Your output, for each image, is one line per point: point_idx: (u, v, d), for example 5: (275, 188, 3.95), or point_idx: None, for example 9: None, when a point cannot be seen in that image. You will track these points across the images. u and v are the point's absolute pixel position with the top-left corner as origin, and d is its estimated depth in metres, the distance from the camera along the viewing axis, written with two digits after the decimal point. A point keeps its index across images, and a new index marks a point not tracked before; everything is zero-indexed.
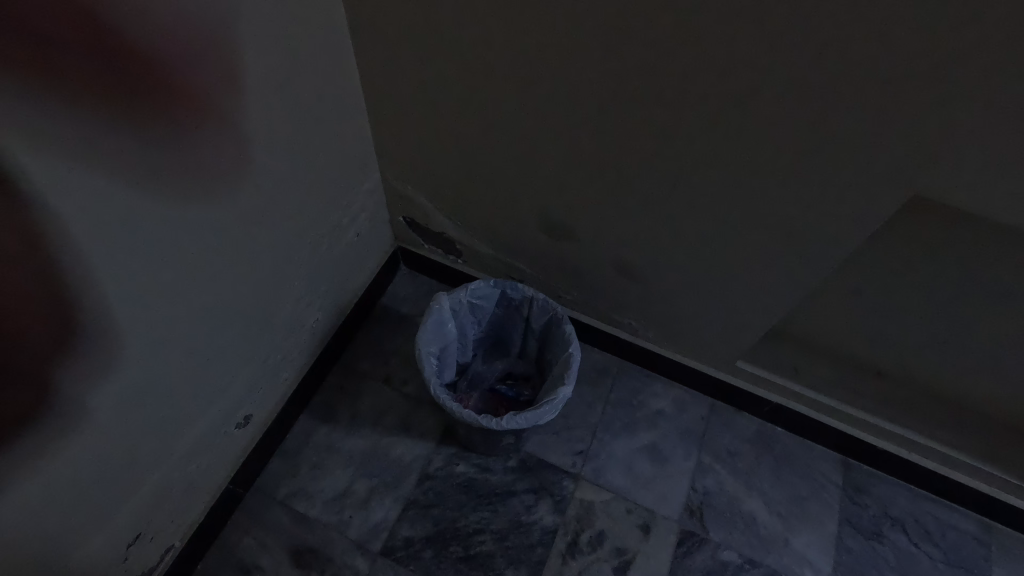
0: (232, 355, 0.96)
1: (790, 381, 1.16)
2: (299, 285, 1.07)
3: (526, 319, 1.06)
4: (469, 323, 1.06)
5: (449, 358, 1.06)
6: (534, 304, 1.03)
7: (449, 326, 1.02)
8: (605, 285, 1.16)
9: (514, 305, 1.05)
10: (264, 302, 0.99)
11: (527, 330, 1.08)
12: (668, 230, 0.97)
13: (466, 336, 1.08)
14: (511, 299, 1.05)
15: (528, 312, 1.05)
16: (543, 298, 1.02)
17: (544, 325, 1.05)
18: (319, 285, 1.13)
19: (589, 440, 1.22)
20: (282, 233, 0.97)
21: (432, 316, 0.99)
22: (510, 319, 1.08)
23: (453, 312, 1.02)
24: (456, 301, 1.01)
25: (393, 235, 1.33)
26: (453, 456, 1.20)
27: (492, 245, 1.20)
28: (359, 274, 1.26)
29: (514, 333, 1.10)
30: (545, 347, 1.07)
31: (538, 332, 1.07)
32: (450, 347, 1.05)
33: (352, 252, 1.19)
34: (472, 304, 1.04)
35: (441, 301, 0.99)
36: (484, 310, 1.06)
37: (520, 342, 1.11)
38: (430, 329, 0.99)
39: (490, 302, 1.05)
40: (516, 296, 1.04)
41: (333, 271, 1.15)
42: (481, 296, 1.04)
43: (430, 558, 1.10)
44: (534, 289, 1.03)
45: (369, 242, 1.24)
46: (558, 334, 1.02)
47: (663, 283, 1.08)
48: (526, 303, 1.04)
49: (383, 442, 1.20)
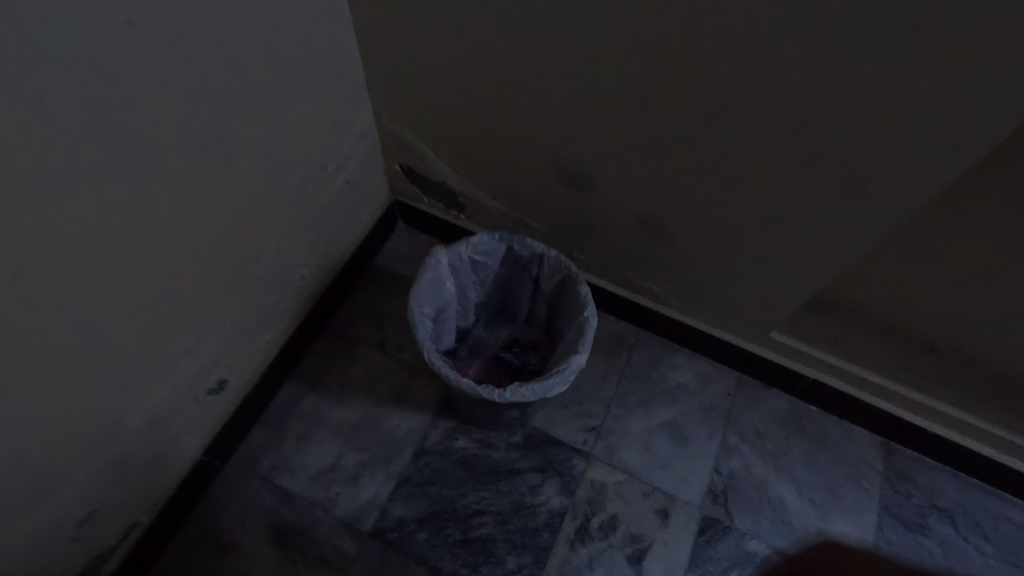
0: (198, 314, 0.84)
1: (830, 355, 1.03)
2: (279, 239, 0.94)
3: (536, 279, 0.94)
4: (470, 282, 0.94)
5: (448, 321, 0.94)
6: (545, 263, 0.91)
7: (448, 285, 0.89)
8: (626, 244, 1.02)
9: (522, 264, 0.93)
10: (234, 253, 0.86)
11: (536, 292, 0.96)
12: (704, 180, 0.83)
13: (468, 297, 0.95)
14: (518, 256, 0.92)
15: (538, 272, 0.93)
16: (556, 255, 0.89)
17: (555, 287, 0.92)
18: (301, 237, 1.00)
19: (603, 416, 1.11)
20: (255, 175, 0.83)
21: (428, 272, 0.86)
22: (517, 279, 0.96)
23: (452, 270, 0.89)
24: (455, 257, 0.89)
25: (390, 187, 1.20)
26: (452, 430, 1.09)
27: (499, 198, 1.07)
28: (350, 229, 1.13)
29: (521, 295, 0.98)
30: (557, 311, 0.95)
31: (549, 295, 0.94)
32: (450, 309, 0.93)
33: (341, 204, 1.07)
34: (474, 262, 0.91)
35: (439, 256, 0.86)
36: (488, 268, 0.93)
37: (528, 305, 0.99)
38: (427, 288, 0.86)
39: (494, 260, 0.92)
40: (525, 253, 0.91)
41: (319, 224, 1.03)
42: (485, 252, 0.91)
43: (424, 540, 1.00)
44: (545, 245, 0.90)
45: (361, 194, 1.11)
46: (571, 298, 0.90)
47: (693, 243, 0.95)
48: (536, 262, 0.91)
49: (376, 414, 1.09)
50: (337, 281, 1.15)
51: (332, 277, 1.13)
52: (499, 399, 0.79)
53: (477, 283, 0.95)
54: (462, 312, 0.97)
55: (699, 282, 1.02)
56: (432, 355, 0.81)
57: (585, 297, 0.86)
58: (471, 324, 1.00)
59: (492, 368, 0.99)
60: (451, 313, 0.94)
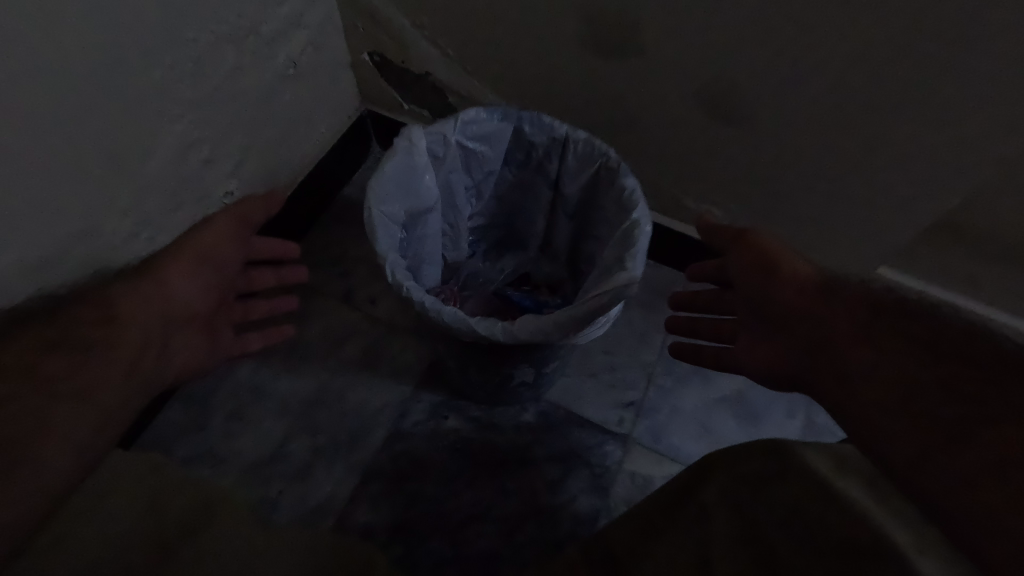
0: (43, 225, 0.54)
1: (963, 298, 0.75)
2: (189, 126, 0.64)
3: (554, 181, 0.66)
4: (461, 185, 0.66)
5: (429, 240, 0.67)
6: (569, 152, 0.62)
7: (427, 182, 0.61)
8: (678, 146, 0.74)
9: (536, 158, 0.64)
10: (106, 137, 0.56)
11: (555, 203, 0.68)
12: (815, 14, 0.54)
13: (458, 209, 0.68)
14: (530, 145, 0.63)
15: (558, 169, 0.64)
16: (586, 138, 0.60)
17: (583, 190, 0.64)
18: (226, 134, 0.70)
19: (643, 387, 0.82)
20: (130, 9, 0.52)
21: (397, 157, 0.58)
22: (528, 185, 0.68)
23: (434, 159, 0.61)
24: (438, 140, 0.60)
25: (361, 93, 0.92)
26: (440, 406, 0.80)
27: (503, 91, 0.79)
28: (306, 140, 0.84)
29: (532, 207, 0.70)
30: (584, 229, 0.68)
31: (572, 204, 0.66)
32: (431, 220, 0.65)
33: (290, 97, 0.77)
34: (465, 151, 0.63)
35: (412, 135, 0.58)
36: (486, 165, 0.65)
37: (542, 225, 0.71)
38: (395, 179, 0.58)
39: (495, 152, 0.64)
40: (540, 138, 0.62)
41: (257, 118, 0.73)
42: (482, 136, 0.62)
43: (399, 558, 0.72)
44: (569, 124, 0.61)
45: (319, 91, 0.83)
46: (606, 203, 0.62)
47: (779, 134, 0.67)
48: (555, 151, 0.63)
49: (337, 385, 0.81)
50: (290, 212, 0.87)
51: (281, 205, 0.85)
52: (504, 339, 0.50)
53: (472, 187, 0.68)
54: (450, 230, 0.70)
55: (781, 196, 0.74)
56: (400, 275, 0.53)
57: (631, 194, 0.57)
58: (465, 250, 0.73)
59: (490, 306, 0.75)
60: (434, 229, 0.67)
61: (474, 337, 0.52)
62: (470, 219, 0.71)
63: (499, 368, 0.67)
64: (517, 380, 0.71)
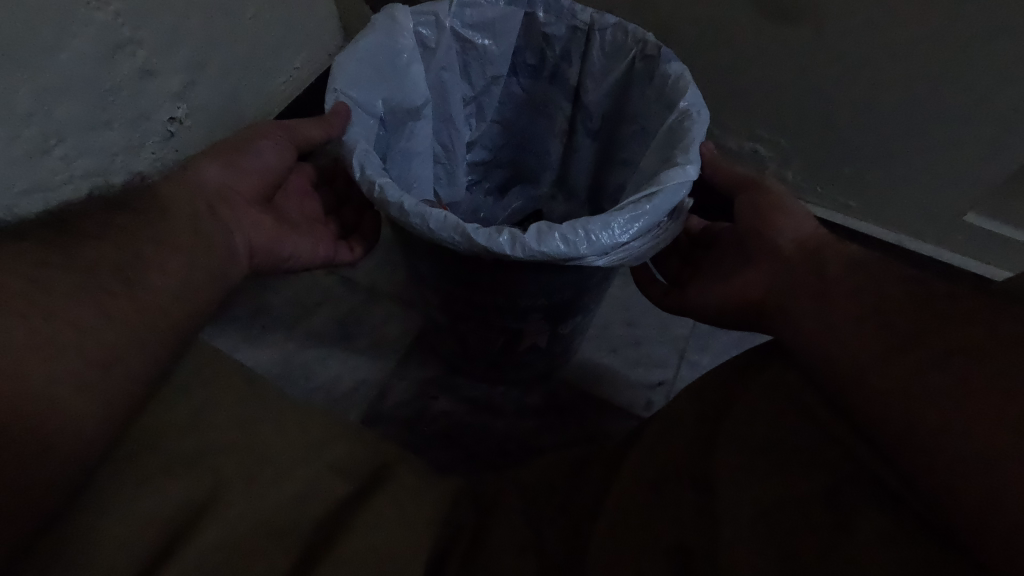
0: None
1: None
2: (115, 20, 0.52)
3: (574, 89, 0.57)
4: (459, 95, 0.58)
5: (418, 159, 0.60)
6: (593, 46, 0.52)
7: (415, 73, 0.53)
8: (723, 66, 0.61)
9: (551, 59, 0.55)
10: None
11: (574, 119, 0.60)
12: None
13: (455, 125, 0.60)
14: (545, 41, 0.54)
15: (579, 71, 0.55)
16: (615, 26, 0.50)
17: (610, 96, 0.55)
18: (167, 42, 0.57)
19: (675, 364, 0.68)
20: None
21: (380, 32, 0.49)
22: (540, 101, 0.60)
23: (426, 48, 0.53)
24: (429, 24, 0.51)
25: (343, 29, 0.79)
26: (429, 385, 0.66)
27: None
28: (275, 72, 0.71)
29: (545, 130, 0.62)
30: (609, 151, 0.59)
31: (595, 116, 0.58)
32: (419, 129, 0.57)
33: (255, 10, 0.64)
34: (465, 44, 0.54)
35: (396, 13, 0.49)
36: (489, 67, 0.56)
37: (559, 150, 0.63)
38: (370, 62, 0.48)
39: (500, 48, 0.55)
40: (557, 29, 0.53)
41: (211, 27, 0.60)
42: (486, 26, 0.53)
43: None
44: (593, 10, 0.51)
45: (290, 13, 0.70)
46: (641, 108, 0.53)
47: (853, 45, 0.53)
48: (576, 47, 0.53)
49: (306, 358, 0.67)
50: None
51: None
52: (513, 253, 0.39)
53: (471, 100, 0.59)
54: (445, 153, 0.62)
55: (849, 125, 0.60)
56: (371, 171, 0.42)
57: (680, 81, 0.46)
58: (463, 182, 0.66)
59: None
60: (425, 145, 0.59)
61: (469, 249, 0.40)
62: (472, 140, 0.63)
63: (501, 327, 0.53)
64: (526, 344, 0.57)
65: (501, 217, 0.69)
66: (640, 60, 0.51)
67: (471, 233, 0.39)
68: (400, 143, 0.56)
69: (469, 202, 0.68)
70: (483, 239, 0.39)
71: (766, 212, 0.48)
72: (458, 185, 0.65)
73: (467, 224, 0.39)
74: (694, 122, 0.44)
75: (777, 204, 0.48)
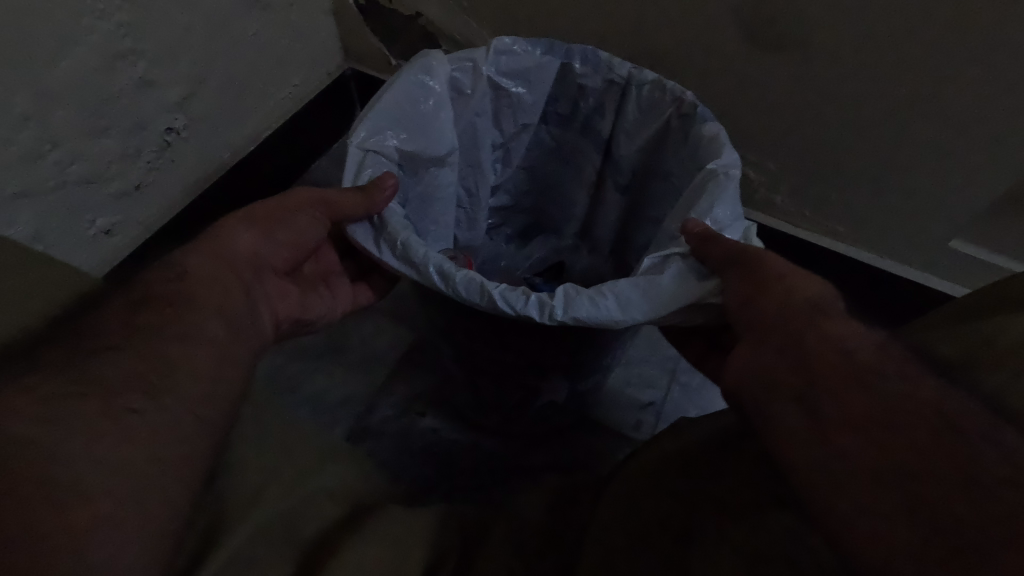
0: None
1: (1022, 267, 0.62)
2: (118, 31, 0.53)
3: (605, 142, 0.58)
4: (488, 140, 0.59)
5: (443, 205, 0.60)
6: (629, 100, 0.53)
7: (445, 120, 0.53)
8: (720, 90, 0.62)
9: (583, 111, 0.56)
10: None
11: (603, 171, 0.61)
12: None
13: (482, 171, 0.61)
14: (579, 91, 0.55)
15: (611, 124, 0.56)
16: (652, 88, 0.51)
17: (641, 152, 0.56)
18: (168, 54, 0.58)
19: (665, 386, 0.68)
20: None
21: (411, 77, 0.49)
22: (569, 150, 0.61)
23: (455, 95, 0.53)
24: (466, 70, 0.52)
25: (342, 48, 0.80)
26: (416, 401, 0.65)
27: (512, 30, 0.67)
28: (274, 89, 0.73)
29: (572, 182, 0.64)
30: (637, 206, 0.60)
31: (625, 171, 0.59)
32: (445, 176, 0.57)
33: (258, 28, 0.66)
34: (498, 91, 0.55)
35: (432, 59, 0.50)
36: (521, 114, 0.57)
37: (585, 201, 0.65)
38: (403, 109, 0.49)
39: (534, 96, 0.56)
40: (593, 81, 0.54)
41: (213, 43, 0.62)
42: (516, 76, 0.54)
43: None
44: (630, 66, 0.52)
45: (290, 33, 0.71)
46: (674, 166, 0.54)
47: (836, 74, 0.55)
48: (610, 99, 0.54)
49: (293, 371, 0.66)
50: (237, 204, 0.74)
51: (242, 161, 0.72)
52: (541, 320, 0.39)
53: (499, 146, 0.60)
54: (468, 198, 0.63)
55: (840, 153, 0.61)
56: (395, 224, 0.43)
57: (716, 140, 0.46)
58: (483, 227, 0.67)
59: None
60: (448, 192, 0.59)
61: (486, 303, 0.40)
62: (495, 185, 0.64)
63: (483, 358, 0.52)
64: (542, 401, 0.57)
65: (523, 267, 0.70)
66: (672, 111, 0.51)
67: (498, 299, 0.39)
68: (423, 189, 0.56)
69: (491, 249, 0.70)
70: (513, 304, 0.39)
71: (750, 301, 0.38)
72: (478, 230, 0.66)
73: (492, 286, 0.39)
74: (725, 187, 0.44)
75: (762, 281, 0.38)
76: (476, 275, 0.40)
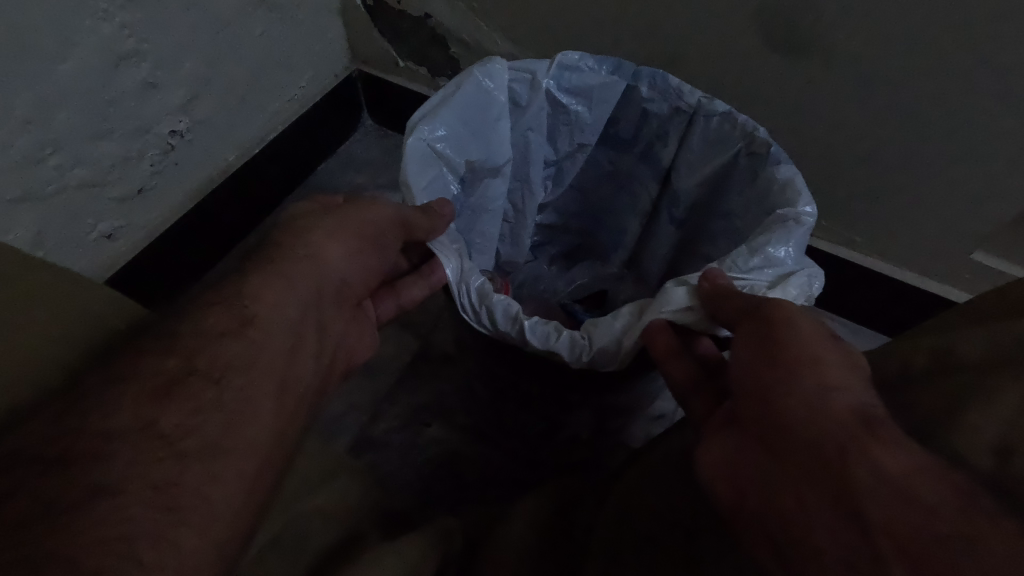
0: None
1: None
2: (120, 32, 0.52)
3: (665, 169, 0.56)
4: (541, 156, 0.58)
5: (489, 217, 0.59)
6: (695, 129, 0.51)
7: (500, 132, 0.52)
8: (736, 95, 0.60)
9: (645, 136, 0.55)
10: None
11: (659, 201, 0.59)
12: None
13: (531, 186, 0.60)
14: (642, 116, 0.53)
15: (673, 153, 0.54)
16: (724, 119, 0.49)
17: (703, 186, 0.55)
18: (171, 55, 0.57)
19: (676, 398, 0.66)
20: None
21: (474, 84, 0.48)
22: (624, 174, 0.59)
23: (513, 105, 0.52)
24: (524, 82, 0.51)
25: (348, 48, 0.79)
26: (421, 411, 0.64)
27: (523, 32, 0.66)
28: (280, 90, 0.71)
29: (627, 208, 0.62)
30: (693, 239, 0.59)
31: (683, 204, 0.57)
32: (495, 187, 0.57)
33: (263, 28, 0.65)
34: (556, 107, 0.54)
35: (495, 68, 0.49)
36: (579, 133, 0.56)
37: (636, 230, 0.63)
38: (461, 116, 0.48)
39: (593, 116, 0.54)
40: (659, 106, 0.52)
41: (217, 43, 0.60)
42: (576, 94, 0.52)
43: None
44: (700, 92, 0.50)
45: (295, 33, 0.70)
46: (737, 205, 0.52)
47: (855, 80, 0.53)
48: (676, 126, 0.52)
49: None
50: (243, 206, 0.73)
51: (247, 163, 0.71)
52: (571, 359, 0.42)
53: (552, 162, 0.59)
54: (515, 212, 0.62)
55: (857, 160, 0.59)
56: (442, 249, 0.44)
57: (791, 184, 0.44)
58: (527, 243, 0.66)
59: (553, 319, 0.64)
60: (497, 204, 0.59)
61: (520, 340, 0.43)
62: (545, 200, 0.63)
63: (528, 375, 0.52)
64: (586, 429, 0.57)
65: (563, 290, 0.68)
66: (746, 146, 0.49)
67: (528, 330, 0.42)
68: (472, 200, 0.55)
69: (533, 268, 0.69)
70: (544, 340, 0.42)
71: (765, 371, 0.32)
72: (522, 246, 0.65)
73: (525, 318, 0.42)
74: (792, 231, 0.42)
75: (806, 359, 0.31)
76: (513, 302, 0.43)
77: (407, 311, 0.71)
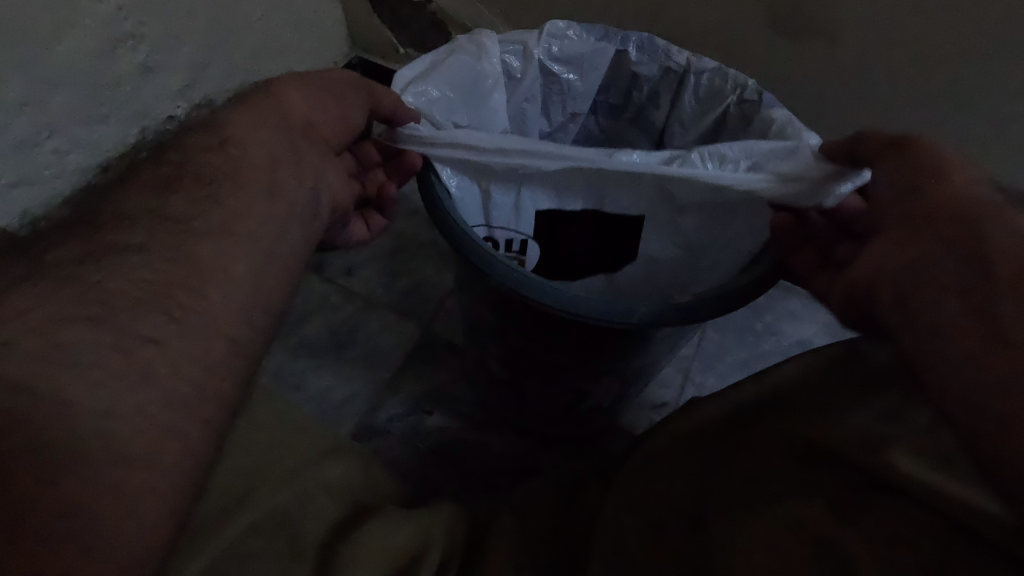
0: None
1: None
2: (117, 14, 0.51)
3: (659, 130, 0.56)
4: (536, 128, 0.57)
5: None
6: (686, 90, 0.51)
7: (494, 103, 0.51)
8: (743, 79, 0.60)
9: (637, 99, 0.54)
10: None
11: None
12: None
13: None
14: (633, 79, 0.53)
15: (666, 114, 0.54)
16: (714, 73, 0.49)
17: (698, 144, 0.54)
18: (169, 39, 0.56)
19: (679, 386, 0.66)
20: None
21: (461, 56, 0.47)
22: (619, 140, 0.59)
23: (505, 79, 0.51)
24: (515, 53, 0.50)
25: (349, 35, 0.78)
26: (425, 398, 0.64)
27: (527, 16, 0.65)
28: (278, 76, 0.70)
29: None
30: None
31: None
32: None
33: (261, 13, 0.64)
34: (547, 77, 0.53)
35: (483, 39, 0.48)
36: (571, 103, 0.55)
37: None
38: (454, 84, 0.47)
39: (585, 84, 0.54)
40: (648, 69, 0.51)
41: (216, 28, 0.60)
42: (567, 62, 0.51)
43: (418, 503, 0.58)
44: (690, 52, 0.50)
45: (295, 18, 0.69)
46: None
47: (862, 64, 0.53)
48: (666, 88, 0.52)
49: (300, 367, 0.65)
50: None
51: None
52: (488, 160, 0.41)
53: (546, 135, 0.58)
54: None
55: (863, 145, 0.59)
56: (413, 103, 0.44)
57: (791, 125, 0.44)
58: None
59: None
60: None
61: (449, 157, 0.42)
62: None
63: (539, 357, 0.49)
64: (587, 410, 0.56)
65: None
66: (738, 101, 0.49)
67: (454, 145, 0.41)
68: None
69: None
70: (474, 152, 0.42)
71: (920, 186, 0.34)
72: None
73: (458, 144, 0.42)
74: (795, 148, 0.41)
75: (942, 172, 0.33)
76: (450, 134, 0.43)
77: (410, 298, 0.70)
